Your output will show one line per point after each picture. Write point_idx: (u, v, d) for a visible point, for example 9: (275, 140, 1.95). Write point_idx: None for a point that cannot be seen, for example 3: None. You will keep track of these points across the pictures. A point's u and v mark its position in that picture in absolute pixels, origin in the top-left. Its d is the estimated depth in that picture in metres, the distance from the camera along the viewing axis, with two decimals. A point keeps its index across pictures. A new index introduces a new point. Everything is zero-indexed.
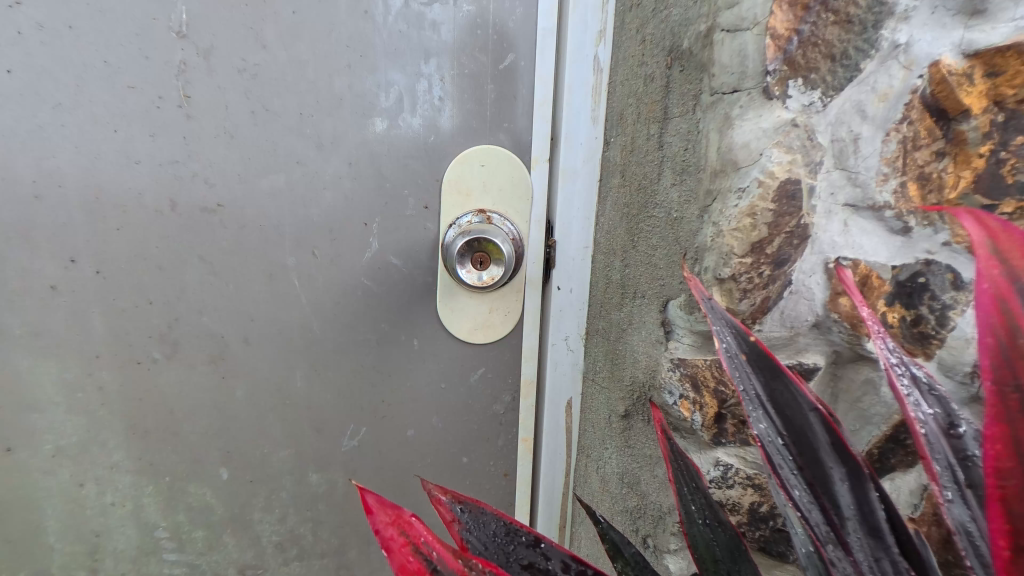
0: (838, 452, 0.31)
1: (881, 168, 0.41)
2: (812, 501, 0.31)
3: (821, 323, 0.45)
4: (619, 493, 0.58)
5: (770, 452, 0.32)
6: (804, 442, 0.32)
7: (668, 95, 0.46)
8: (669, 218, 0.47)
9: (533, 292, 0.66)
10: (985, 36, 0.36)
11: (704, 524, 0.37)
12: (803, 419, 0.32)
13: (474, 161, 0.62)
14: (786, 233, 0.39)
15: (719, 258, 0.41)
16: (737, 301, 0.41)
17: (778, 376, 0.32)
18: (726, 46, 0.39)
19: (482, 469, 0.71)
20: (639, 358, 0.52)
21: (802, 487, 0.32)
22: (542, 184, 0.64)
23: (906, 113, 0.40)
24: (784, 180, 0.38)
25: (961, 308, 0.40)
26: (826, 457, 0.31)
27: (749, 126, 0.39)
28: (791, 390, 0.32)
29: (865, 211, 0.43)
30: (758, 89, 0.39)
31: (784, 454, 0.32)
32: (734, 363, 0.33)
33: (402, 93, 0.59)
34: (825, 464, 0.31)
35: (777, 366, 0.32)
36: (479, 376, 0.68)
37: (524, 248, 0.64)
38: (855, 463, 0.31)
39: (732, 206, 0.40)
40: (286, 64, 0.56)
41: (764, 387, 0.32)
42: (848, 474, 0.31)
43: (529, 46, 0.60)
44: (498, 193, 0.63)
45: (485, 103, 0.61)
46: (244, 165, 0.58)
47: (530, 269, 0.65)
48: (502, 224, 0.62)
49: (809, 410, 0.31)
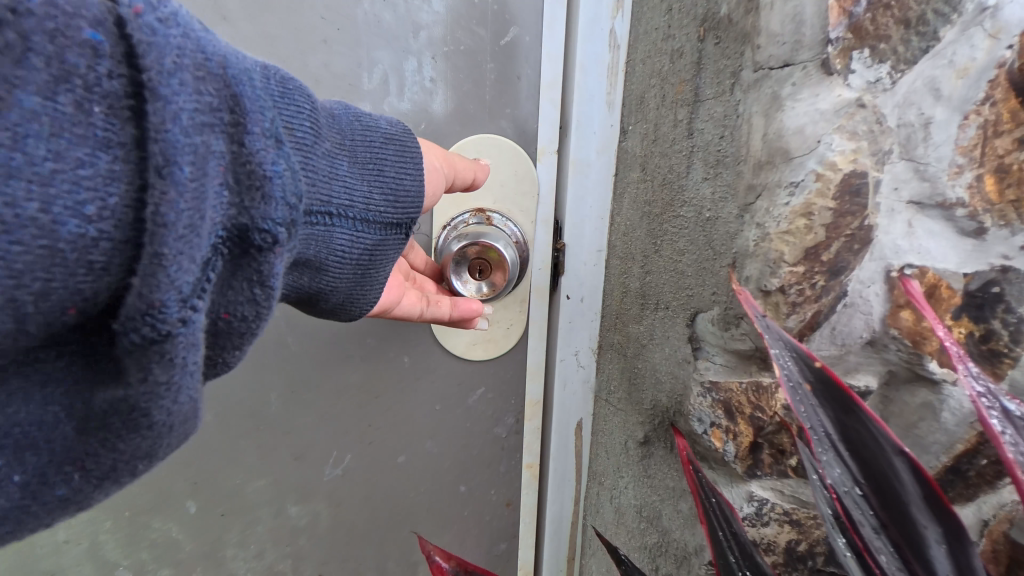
0: (933, 507, 0.23)
1: (955, 159, 0.35)
2: (901, 569, 0.24)
3: (877, 340, 0.39)
4: (636, 527, 0.51)
5: (845, 503, 0.26)
6: (885, 492, 0.25)
7: (698, 72, 0.40)
8: (700, 218, 0.40)
9: (538, 303, 0.59)
10: None
11: None
12: (884, 463, 0.25)
13: (470, 152, 0.55)
14: (845, 237, 0.33)
15: (764, 267, 0.34)
16: (784, 318, 0.35)
17: (852, 411, 0.25)
18: (776, 11, 0.33)
19: (482, 497, 0.65)
20: (661, 378, 0.46)
21: (883, 548, 0.25)
22: (549, 177, 0.57)
23: (990, 91, 0.33)
24: (848, 172, 0.31)
25: None
26: (917, 513, 0.24)
27: (802, 108, 0.32)
28: (870, 428, 0.25)
29: (933, 208, 0.36)
30: (816, 62, 0.32)
31: (862, 506, 0.25)
32: (798, 394, 0.26)
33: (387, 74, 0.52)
34: (913, 522, 0.24)
35: (850, 398, 0.25)
36: (477, 397, 0.62)
37: (528, 253, 0.57)
38: (956, 523, 0.23)
39: (781, 203, 0.33)
40: (251, 38, 0.49)
41: (834, 424, 0.26)
42: (947, 537, 0.23)
43: (532, 22, 0.53)
44: (499, 189, 0.56)
45: (484, 84, 0.54)
46: None
47: (536, 275, 0.58)
48: (504, 226, 0.56)
49: (893, 453, 0.24)
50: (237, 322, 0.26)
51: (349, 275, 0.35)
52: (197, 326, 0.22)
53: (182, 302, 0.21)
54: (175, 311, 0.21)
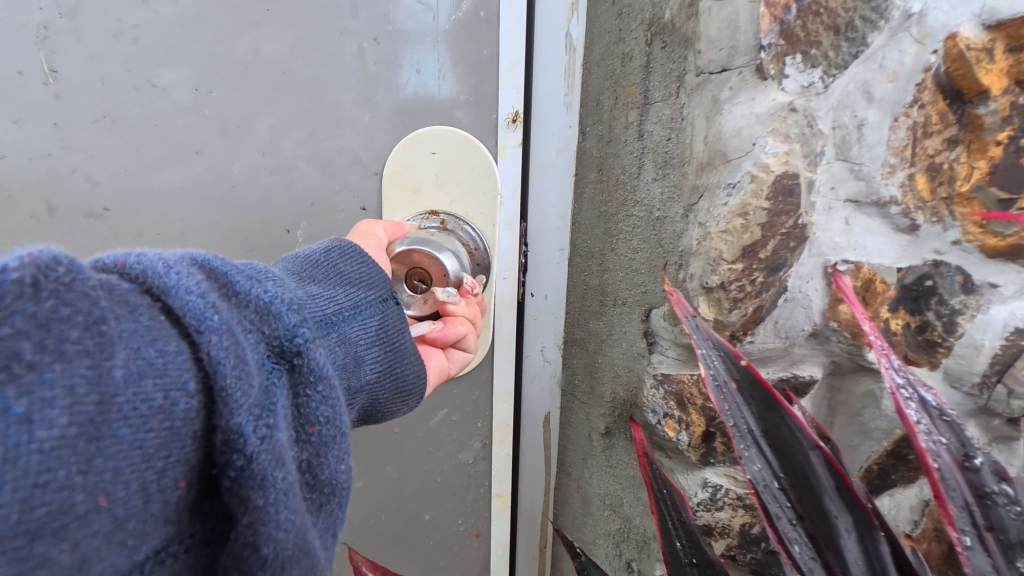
0: (844, 498, 0.25)
1: (888, 159, 0.36)
2: (814, 558, 0.25)
3: (819, 332, 0.40)
4: (601, 515, 0.53)
5: (765, 499, 0.27)
6: (803, 486, 0.26)
7: (647, 75, 0.41)
8: (650, 217, 0.42)
9: (506, 314, 0.59)
10: (1009, 2, 0.32)
11: (693, 566, 0.32)
12: (802, 458, 0.26)
13: (424, 147, 0.58)
14: (781, 235, 0.34)
15: (706, 265, 0.36)
16: (726, 313, 0.36)
17: (774, 408, 0.27)
18: (715, 16, 0.34)
19: (450, 528, 0.67)
20: (619, 372, 0.48)
21: (795, 537, 0.26)
22: (513, 173, 0.58)
23: (918, 94, 0.35)
24: (780, 173, 0.33)
25: (972, 313, 0.36)
26: (830, 503, 0.26)
27: (740, 111, 0.34)
28: (788, 422, 0.27)
29: (869, 207, 0.38)
30: (751, 67, 0.33)
31: (782, 501, 0.26)
32: (725, 393, 0.27)
33: (330, 85, 0.57)
34: (827, 512, 0.26)
35: (772, 397, 0.27)
36: (440, 419, 0.64)
37: (490, 260, 0.57)
38: (863, 512, 0.25)
39: (720, 203, 0.35)
40: (172, 21, 0.56)
41: (758, 422, 0.27)
42: (855, 524, 0.25)
43: (478, 28, 0.56)
44: (455, 190, 0.58)
45: (437, 71, 0.57)
46: (131, 155, 0.58)
47: (501, 284, 0.59)
48: (461, 230, 0.57)
49: (809, 448, 0.26)
50: (327, 431, 0.24)
51: (382, 364, 0.34)
52: (281, 440, 0.21)
53: (258, 421, 0.20)
54: (252, 431, 0.20)
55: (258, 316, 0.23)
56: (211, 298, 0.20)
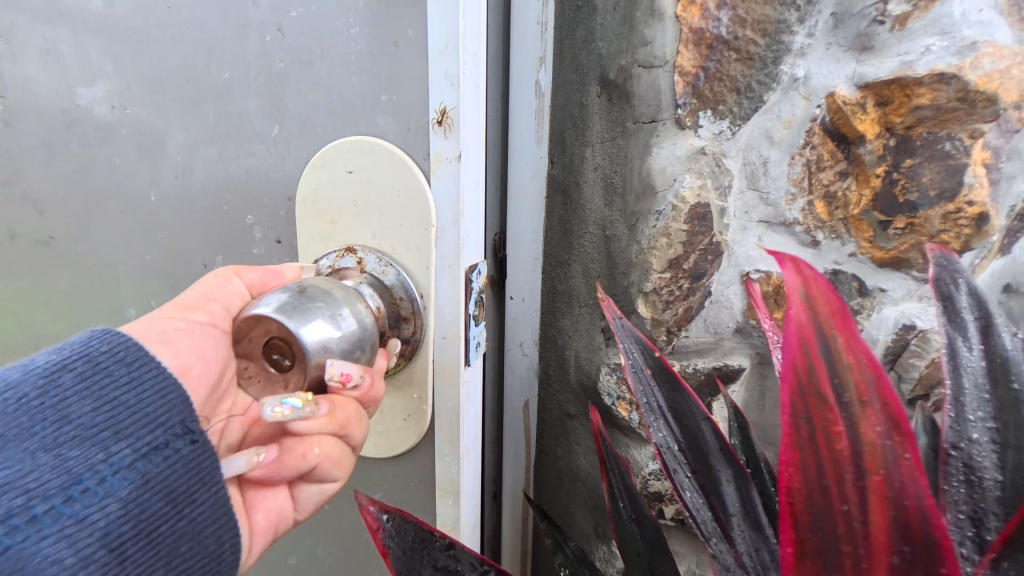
0: (725, 456, 0.32)
1: (790, 188, 0.45)
2: (703, 501, 0.32)
3: (743, 327, 0.48)
4: (574, 487, 0.61)
5: (667, 459, 0.32)
6: (698, 448, 0.32)
7: (596, 119, 0.49)
8: (603, 234, 0.50)
9: (442, 384, 0.49)
10: (874, 70, 0.41)
11: (632, 520, 0.37)
12: (697, 427, 0.32)
13: (338, 166, 0.50)
14: (700, 250, 0.43)
15: (642, 273, 0.45)
16: (660, 311, 0.45)
17: (677, 389, 0.33)
18: (642, 80, 0.44)
19: None
20: (582, 361, 0.56)
21: (689, 490, 0.32)
22: (444, 197, 0.46)
23: (809, 138, 0.44)
24: (694, 204, 0.42)
25: (868, 313, 0.46)
26: (716, 460, 0.32)
27: (665, 152, 0.44)
28: (688, 401, 0.33)
29: (779, 226, 0.47)
30: (672, 119, 0.43)
31: (681, 460, 0.32)
32: (641, 376, 0.33)
33: (235, 90, 0.53)
34: (714, 467, 0.32)
35: (678, 380, 0.33)
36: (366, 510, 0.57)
37: (422, 316, 0.48)
38: (737, 465, 0.32)
39: (651, 226, 0.44)
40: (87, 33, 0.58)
41: (666, 399, 0.33)
42: (733, 475, 0.32)
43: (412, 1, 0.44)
44: (378, 218, 0.49)
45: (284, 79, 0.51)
46: (62, 174, 0.64)
47: (433, 344, 0.48)
48: (384, 272, 0.49)
49: (702, 418, 0.32)
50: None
51: (151, 554, 0.28)
52: None
53: None
54: None
55: (72, 414, 0.28)
56: (25, 432, 0.26)
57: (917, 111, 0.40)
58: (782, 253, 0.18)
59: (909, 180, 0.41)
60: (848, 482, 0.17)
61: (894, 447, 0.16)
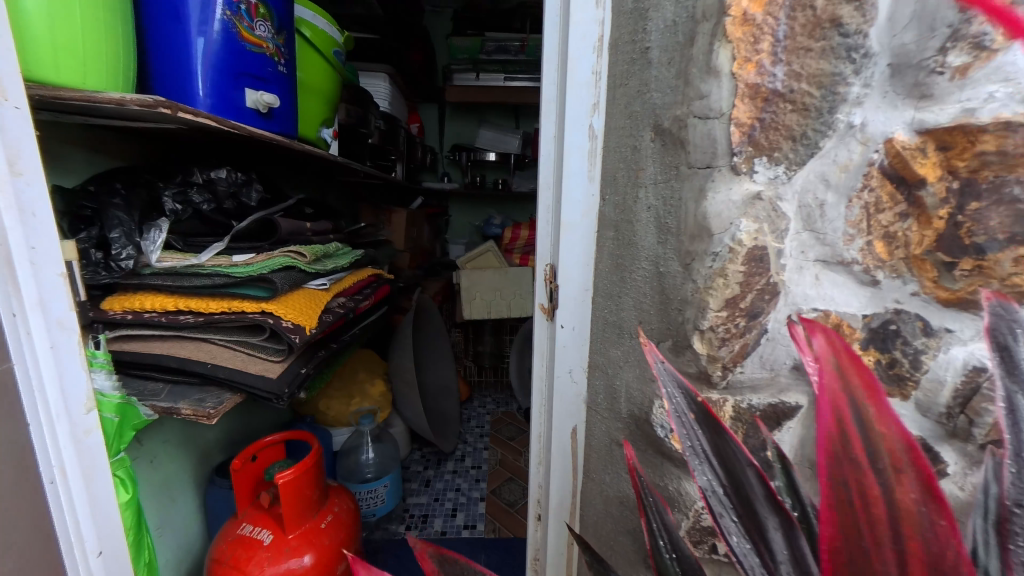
0: (771, 503, 0.32)
1: (847, 230, 0.45)
2: (749, 547, 0.32)
3: (800, 364, 0.49)
4: (620, 514, 0.61)
5: (712, 504, 0.33)
6: (741, 493, 0.33)
7: (649, 162, 0.52)
8: (656, 270, 0.52)
9: None
10: (934, 115, 0.40)
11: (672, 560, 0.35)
12: (741, 472, 0.33)
13: None
14: (757, 290, 0.45)
15: (698, 311, 0.47)
16: (716, 348, 0.47)
17: (721, 433, 0.34)
18: (698, 129, 0.45)
19: None
20: (633, 393, 0.57)
21: (735, 533, 0.33)
22: None
23: (866, 182, 0.43)
24: (751, 246, 0.43)
25: (933, 352, 0.44)
26: (761, 508, 0.33)
27: (721, 197, 0.45)
28: (732, 445, 0.33)
29: (836, 265, 0.47)
30: (728, 166, 0.44)
31: (724, 505, 0.33)
32: (683, 420, 0.34)
33: None
34: (759, 514, 0.33)
35: (720, 423, 0.33)
36: None
37: None
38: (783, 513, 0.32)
39: (707, 266, 0.45)
40: None
41: (709, 442, 0.34)
42: (779, 523, 0.32)
43: None
44: None
45: None
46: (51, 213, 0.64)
47: None
48: None
49: (746, 464, 0.33)
50: None
51: None
52: None
53: None
54: None
55: None
56: None
57: (983, 156, 0.38)
58: (819, 331, 0.29)
59: (976, 223, 0.39)
60: (887, 544, 0.25)
61: (927, 513, 0.24)
